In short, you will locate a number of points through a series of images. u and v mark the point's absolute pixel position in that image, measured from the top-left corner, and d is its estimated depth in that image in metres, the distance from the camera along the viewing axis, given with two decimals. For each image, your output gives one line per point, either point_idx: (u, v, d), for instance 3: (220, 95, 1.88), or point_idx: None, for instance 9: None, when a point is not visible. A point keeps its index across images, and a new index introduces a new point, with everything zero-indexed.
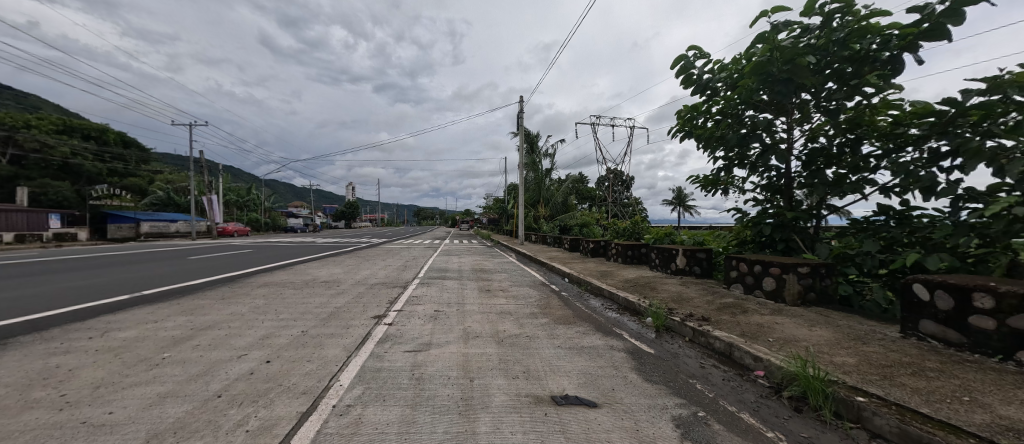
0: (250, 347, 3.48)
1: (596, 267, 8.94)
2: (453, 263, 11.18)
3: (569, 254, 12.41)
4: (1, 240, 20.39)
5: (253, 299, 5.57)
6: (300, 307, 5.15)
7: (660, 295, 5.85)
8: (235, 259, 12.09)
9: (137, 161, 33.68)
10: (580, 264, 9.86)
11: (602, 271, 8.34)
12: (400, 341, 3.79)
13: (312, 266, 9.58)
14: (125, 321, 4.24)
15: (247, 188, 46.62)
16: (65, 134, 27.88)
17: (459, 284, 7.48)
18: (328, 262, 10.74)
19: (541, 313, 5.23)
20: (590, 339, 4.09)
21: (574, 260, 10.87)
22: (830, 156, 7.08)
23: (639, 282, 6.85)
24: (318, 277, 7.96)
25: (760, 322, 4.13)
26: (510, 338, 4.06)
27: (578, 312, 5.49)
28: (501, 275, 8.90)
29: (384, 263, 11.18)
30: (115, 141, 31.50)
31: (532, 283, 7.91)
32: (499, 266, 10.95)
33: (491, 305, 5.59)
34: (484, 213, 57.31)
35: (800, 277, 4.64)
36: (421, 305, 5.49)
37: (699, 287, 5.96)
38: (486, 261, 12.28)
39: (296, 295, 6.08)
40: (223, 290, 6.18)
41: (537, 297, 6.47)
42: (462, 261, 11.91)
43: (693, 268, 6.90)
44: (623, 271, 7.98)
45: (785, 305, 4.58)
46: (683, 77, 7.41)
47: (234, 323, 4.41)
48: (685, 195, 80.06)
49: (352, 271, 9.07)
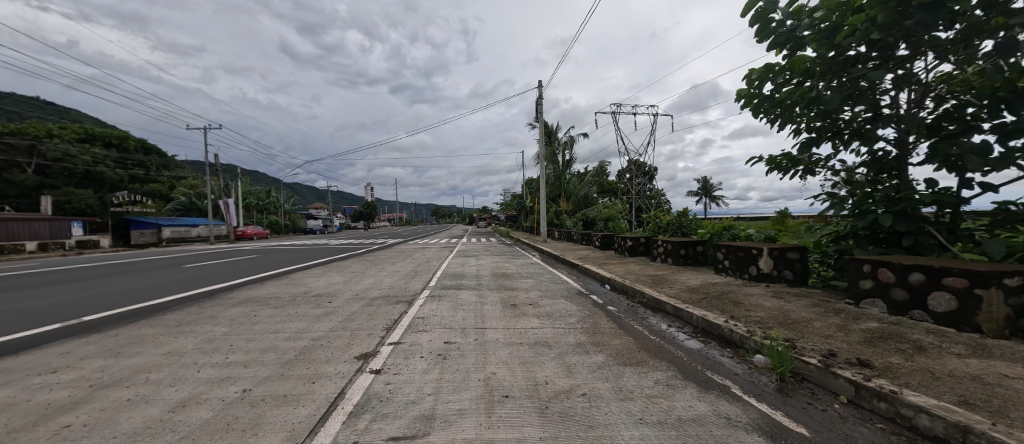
0: (138, 433, 2.14)
1: (642, 271, 7.35)
2: (469, 267, 9.80)
3: (603, 254, 10.82)
4: (25, 249, 20.62)
5: (214, 326, 4.35)
6: (266, 338, 3.85)
7: (755, 312, 4.22)
8: (235, 265, 11.20)
9: (159, 167, 34.21)
10: (620, 266, 8.28)
11: (652, 277, 6.75)
12: (384, 413, 2.37)
13: (310, 274, 8.42)
14: (12, 371, 3.03)
15: (267, 191, 47.04)
16: (87, 143, 28.36)
17: (477, 296, 6.08)
18: (331, 267, 9.60)
19: (592, 344, 3.72)
20: (685, 400, 2.55)
21: (612, 261, 9.29)
22: (972, 117, 5.17)
23: (711, 293, 5.23)
24: (311, 289, 6.75)
25: (977, 376, 2.46)
26: (557, 400, 2.57)
27: (640, 339, 3.94)
28: (527, 282, 7.46)
29: (393, 267, 9.96)
30: (136, 148, 32.00)
31: (567, 293, 6.43)
32: (522, 270, 9.50)
33: (521, 330, 4.14)
34: (502, 210, 56.09)
35: (1009, 294, 2.90)
36: (427, 332, 4.09)
37: (808, 301, 4.28)
38: (508, 263, 10.89)
39: (273, 316, 4.82)
40: (187, 312, 5.03)
41: (579, 315, 4.96)
42: (480, 264, 10.53)
43: (783, 273, 5.19)
44: (680, 277, 6.35)
45: (987, 341, 2.88)
46: (759, 25, 5.62)
47: (161, 370, 3.10)
48: (712, 184, 75.87)
49: (353, 280, 7.82)
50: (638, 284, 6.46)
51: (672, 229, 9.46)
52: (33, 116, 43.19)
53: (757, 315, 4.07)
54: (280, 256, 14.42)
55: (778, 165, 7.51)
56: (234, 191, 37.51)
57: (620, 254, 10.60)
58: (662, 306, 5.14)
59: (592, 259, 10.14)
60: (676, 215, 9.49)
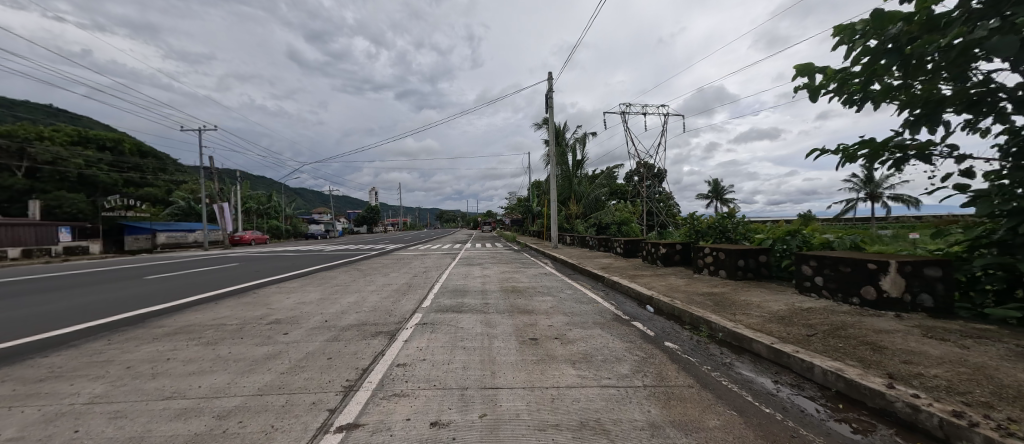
0: None
1: (692, 288, 5.77)
2: (473, 280, 8.30)
3: (629, 263, 9.26)
4: (9, 256, 19.66)
5: (89, 383, 2.91)
6: (143, 416, 2.37)
7: (922, 365, 2.67)
8: (209, 275, 9.87)
9: (155, 171, 33.36)
10: (658, 281, 6.71)
11: (709, 296, 5.19)
12: None
13: (281, 290, 6.99)
14: None
15: (268, 195, 46.14)
16: (80, 145, 27.53)
17: (483, 325, 4.56)
18: (311, 279, 8.21)
19: (682, 432, 2.18)
20: None
21: (644, 272, 7.76)
22: None
23: (816, 324, 3.67)
24: (271, 312, 5.30)
25: None
26: None
27: (751, 415, 2.39)
28: (546, 300, 5.97)
29: (384, 279, 8.50)
30: (131, 151, 31.14)
31: (601, 318, 4.86)
32: (536, 282, 8.00)
33: (552, 398, 2.59)
34: (507, 215, 54.78)
35: None
36: (407, 397, 2.62)
37: (1008, 351, 2.69)
38: (519, 274, 9.39)
39: (194, 361, 3.36)
40: (77, 354, 3.59)
41: (631, 358, 3.44)
42: (486, 275, 9.04)
43: (919, 298, 3.62)
44: (753, 298, 4.78)
45: None
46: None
47: None
48: (723, 186, 73.88)
49: (331, 297, 6.36)
50: (695, 305, 4.90)
51: (715, 234, 7.89)
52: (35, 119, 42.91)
53: (938, 376, 2.49)
54: (268, 264, 13.15)
55: (852, 157, 6.00)
56: (233, 195, 36.59)
57: (649, 263, 9.02)
58: (746, 343, 3.60)
59: (618, 270, 8.59)
60: (719, 218, 7.95)
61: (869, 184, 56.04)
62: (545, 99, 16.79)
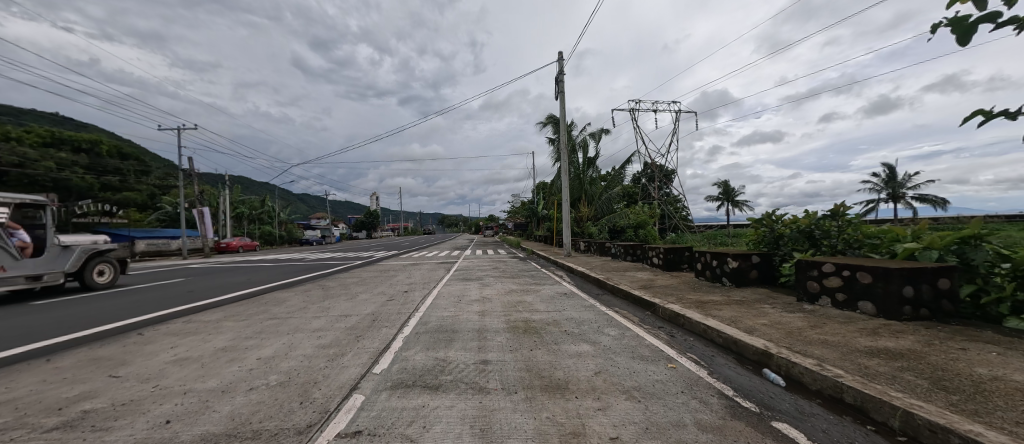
0: None
1: (837, 338, 3.34)
2: (467, 306, 5.93)
3: (677, 281, 6.81)
4: None
5: None
6: None
7: None
8: (133, 295, 7.65)
9: (137, 174, 31.36)
10: (752, 316, 4.30)
11: (899, 362, 2.74)
12: None
13: (179, 330, 4.68)
14: None
15: (261, 200, 44.13)
16: (53, 147, 25.64)
17: (472, 439, 2.17)
18: (242, 309, 5.90)
19: None
20: None
21: (713, 298, 5.31)
22: None
23: None
24: (98, 391, 2.96)
25: None
26: None
27: None
28: (584, 356, 3.56)
29: (344, 306, 6.15)
30: (110, 153, 29.15)
31: (706, 412, 2.45)
32: (557, 310, 5.61)
33: None
34: (512, 218, 52.82)
35: None
36: None
37: None
38: (531, 294, 7.00)
39: None
40: None
41: None
42: (486, 297, 6.68)
43: None
44: (1019, 381, 2.33)
45: None
46: None
47: None
48: (734, 188, 71.27)
49: (239, 346, 4.03)
50: (889, 385, 2.48)
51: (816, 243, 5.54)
52: (22, 122, 41.28)
53: None
54: (227, 276, 10.88)
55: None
56: (221, 201, 34.55)
57: (705, 279, 6.62)
58: None
59: (668, 291, 6.18)
60: (821, 219, 5.60)
61: (891, 182, 53.94)
62: (557, 83, 14.38)
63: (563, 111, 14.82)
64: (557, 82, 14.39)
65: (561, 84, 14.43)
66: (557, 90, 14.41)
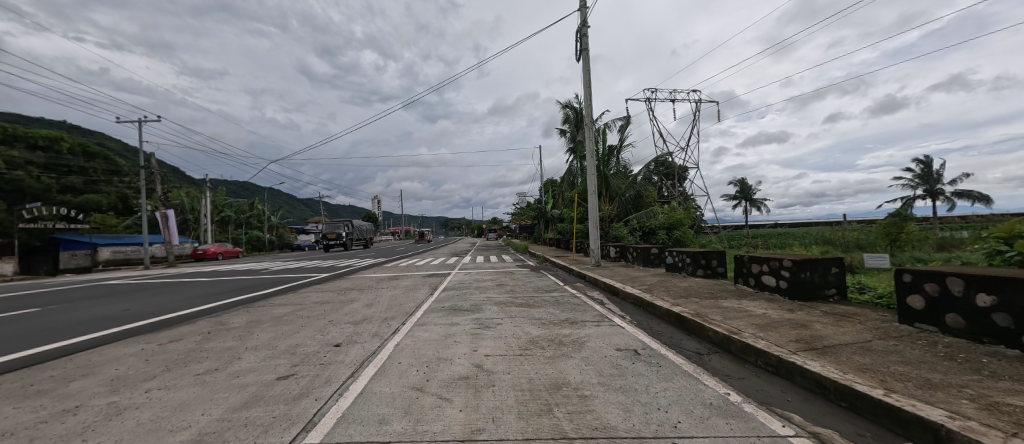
0: None
1: None
2: (432, 413, 2.46)
3: (877, 334, 3.29)
4: None
5: None
6: None
7: None
8: None
9: (106, 174, 28.47)
10: None
11: None
12: None
13: None
14: None
15: (249, 203, 41.35)
16: (3, 144, 22.81)
17: None
18: None
19: None
20: None
21: None
22: None
23: None
24: None
25: None
26: None
27: None
28: None
29: (160, 405, 2.72)
30: (72, 151, 26.24)
31: None
32: (662, 437, 2.13)
33: None
34: (517, 219, 49.74)
35: None
36: None
37: None
38: (570, 357, 3.55)
39: None
40: None
41: None
42: (482, 371, 3.19)
43: None
44: None
45: None
46: None
47: None
48: (750, 186, 67.17)
49: None
50: None
51: None
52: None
53: None
54: (116, 298, 7.54)
55: None
56: (202, 203, 31.56)
57: (950, 337, 3.07)
58: None
59: (897, 366, 2.67)
60: None
61: (925, 179, 49.75)
62: (579, 36, 10.95)
63: (586, 74, 11.36)
64: (579, 36, 11.01)
65: (583, 39, 11.05)
66: (579, 46, 11.02)
